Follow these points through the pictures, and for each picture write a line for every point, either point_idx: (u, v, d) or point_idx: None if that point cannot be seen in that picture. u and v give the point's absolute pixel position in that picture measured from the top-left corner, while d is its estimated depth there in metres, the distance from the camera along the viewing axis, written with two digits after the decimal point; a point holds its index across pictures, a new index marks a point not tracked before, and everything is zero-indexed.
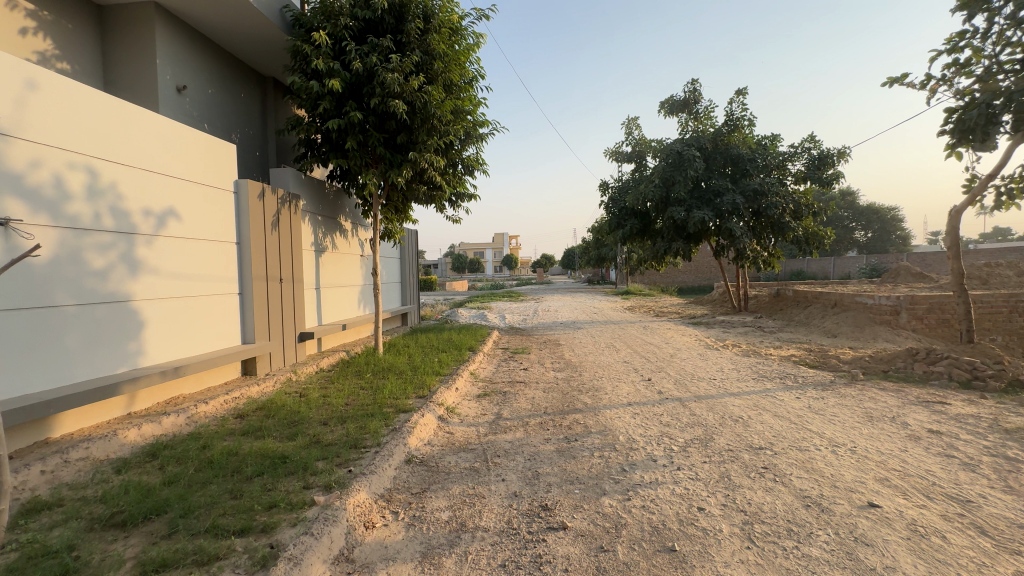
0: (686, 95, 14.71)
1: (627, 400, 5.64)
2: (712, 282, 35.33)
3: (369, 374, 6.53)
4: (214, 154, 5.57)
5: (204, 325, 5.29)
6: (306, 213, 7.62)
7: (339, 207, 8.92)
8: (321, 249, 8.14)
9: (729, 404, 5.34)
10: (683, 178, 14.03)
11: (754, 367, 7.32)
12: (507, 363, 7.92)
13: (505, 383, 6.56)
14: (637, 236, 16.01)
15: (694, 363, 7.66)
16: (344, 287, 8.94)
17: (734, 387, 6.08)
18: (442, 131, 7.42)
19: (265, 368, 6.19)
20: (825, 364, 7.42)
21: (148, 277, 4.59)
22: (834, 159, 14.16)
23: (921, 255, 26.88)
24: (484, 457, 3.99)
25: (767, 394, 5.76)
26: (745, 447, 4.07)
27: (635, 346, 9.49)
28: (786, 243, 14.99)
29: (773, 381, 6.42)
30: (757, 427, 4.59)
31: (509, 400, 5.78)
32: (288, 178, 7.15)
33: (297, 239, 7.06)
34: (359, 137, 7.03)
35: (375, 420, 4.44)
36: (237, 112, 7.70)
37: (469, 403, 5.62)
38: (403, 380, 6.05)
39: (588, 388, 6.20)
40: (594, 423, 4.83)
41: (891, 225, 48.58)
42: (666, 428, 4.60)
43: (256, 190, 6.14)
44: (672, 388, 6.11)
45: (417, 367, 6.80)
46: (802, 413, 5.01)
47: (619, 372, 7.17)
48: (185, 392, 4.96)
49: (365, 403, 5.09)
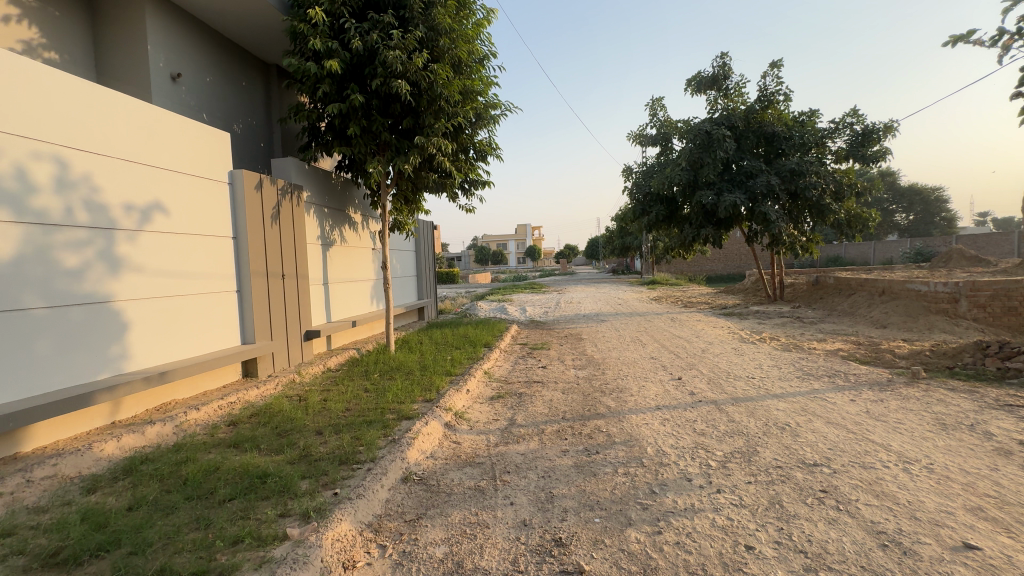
0: (715, 71, 13.75)
1: (656, 403, 5.07)
2: (743, 269, 33.99)
3: (377, 374, 6.13)
4: (204, 142, 5.22)
5: (197, 325, 4.98)
6: (310, 205, 7.27)
7: (348, 198, 8.58)
8: (329, 243, 7.79)
9: (773, 409, 4.72)
10: (712, 159, 13.15)
11: (797, 363, 6.62)
12: (525, 361, 7.42)
13: (521, 384, 6.07)
14: (663, 224, 15.20)
15: (729, 360, 6.99)
16: (355, 281, 8.58)
17: (777, 389, 5.42)
18: (450, 113, 6.91)
19: (267, 369, 5.87)
20: (879, 360, 6.65)
21: (131, 275, 4.27)
22: (880, 134, 13.03)
23: (973, 238, 25.12)
24: (492, 473, 3.51)
25: (816, 396, 5.09)
26: (798, 463, 3.46)
27: (663, 340, 8.85)
28: (826, 227, 13.99)
29: (821, 380, 5.73)
30: (809, 437, 3.97)
31: (525, 403, 5.28)
32: (290, 168, 6.81)
33: (300, 232, 6.71)
34: (362, 123, 6.60)
35: (373, 430, 4.03)
36: (239, 102, 7.38)
37: (481, 407, 5.16)
38: (411, 382, 5.63)
39: (611, 389, 5.65)
40: (618, 431, 4.29)
41: (937, 205, 45.77)
42: (701, 439, 4.03)
43: (253, 180, 5.80)
44: (705, 389, 5.51)
45: (428, 367, 6.38)
46: (860, 420, 4.34)
47: (646, 370, 6.57)
48: (177, 397, 4.65)
49: (366, 409, 4.68)
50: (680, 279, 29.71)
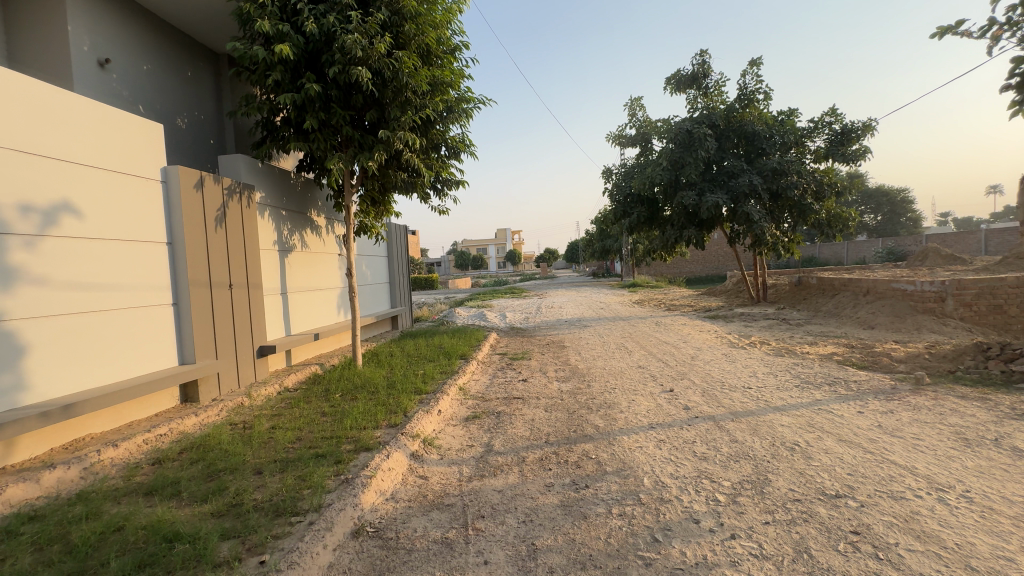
0: (695, 69, 13.49)
1: (648, 421, 4.57)
2: (721, 271, 34.27)
3: (338, 395, 5.48)
4: (127, 133, 4.52)
5: (118, 347, 4.27)
6: (265, 207, 6.57)
7: (310, 200, 7.90)
8: (287, 248, 7.10)
9: (777, 425, 4.26)
10: (694, 159, 12.84)
11: (793, 370, 6.23)
12: (504, 374, 6.85)
13: (500, 401, 5.51)
14: (645, 225, 14.87)
15: (721, 367, 6.57)
16: (317, 290, 7.87)
17: (777, 400, 4.97)
18: (418, 105, 6.36)
19: (211, 392, 5.16)
20: (875, 364, 6.32)
21: (30, 288, 3.58)
22: (858, 133, 12.96)
23: (942, 237, 25.72)
24: (464, 520, 2.93)
25: (821, 409, 4.66)
26: (818, 496, 2.98)
27: (649, 347, 8.42)
28: (807, 227, 13.86)
29: (821, 389, 5.33)
30: (824, 460, 3.51)
31: (504, 424, 4.72)
32: (240, 166, 6.12)
33: (250, 237, 6.02)
34: (319, 116, 5.99)
35: (323, 467, 3.41)
36: (183, 94, 6.66)
37: (453, 432, 4.57)
38: (375, 403, 5.01)
39: (598, 406, 5.14)
40: (609, 458, 3.76)
41: (902, 207, 47.26)
42: (704, 466, 3.52)
43: (191, 178, 5.11)
44: (700, 403, 5.04)
45: (396, 384, 5.76)
46: (875, 437, 3.91)
47: (634, 381, 6.10)
48: (91, 432, 3.94)
49: (320, 439, 4.04)
50: (659, 281, 29.73)
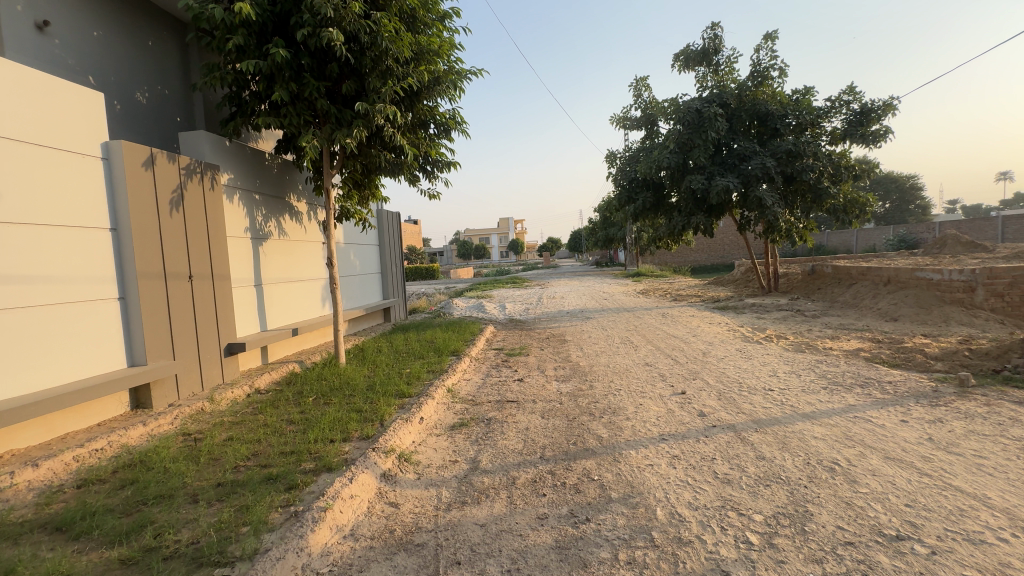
0: (705, 44, 12.68)
1: (659, 431, 3.99)
2: (727, 259, 33.58)
3: (311, 398, 4.92)
4: (57, 102, 3.90)
5: (43, 348, 3.72)
6: (233, 190, 5.95)
7: (288, 183, 7.27)
8: (261, 236, 6.48)
9: (811, 439, 3.66)
10: (703, 141, 12.09)
11: (817, 369, 5.64)
12: (498, 372, 6.27)
13: (492, 405, 4.94)
14: (650, 212, 14.18)
15: (737, 365, 5.97)
16: (297, 282, 7.27)
17: (807, 407, 4.36)
18: (401, 75, 5.73)
19: (168, 397, 4.62)
20: (909, 362, 5.71)
21: None
22: (879, 112, 12.19)
23: (956, 224, 24.98)
24: (434, 568, 2.36)
25: (857, 416, 4.06)
26: (874, 538, 2.40)
27: (656, 341, 7.83)
28: (820, 213, 13.13)
29: (852, 392, 4.74)
30: (874, 486, 2.92)
31: (494, 435, 4.14)
32: (203, 143, 5.49)
33: (214, 223, 5.41)
34: (290, 87, 5.37)
35: (273, 495, 2.85)
36: (143, 65, 6.01)
37: (436, 444, 3.99)
38: (350, 410, 4.44)
39: (601, 412, 4.56)
40: (614, 479, 3.18)
41: (912, 194, 46.38)
42: (727, 492, 2.94)
43: (140, 155, 4.49)
44: (717, 410, 4.44)
45: (377, 385, 5.20)
46: (929, 454, 3.31)
47: (641, 382, 5.51)
48: (11, 448, 3.40)
49: (276, 457, 3.46)
50: (664, 270, 29.11)
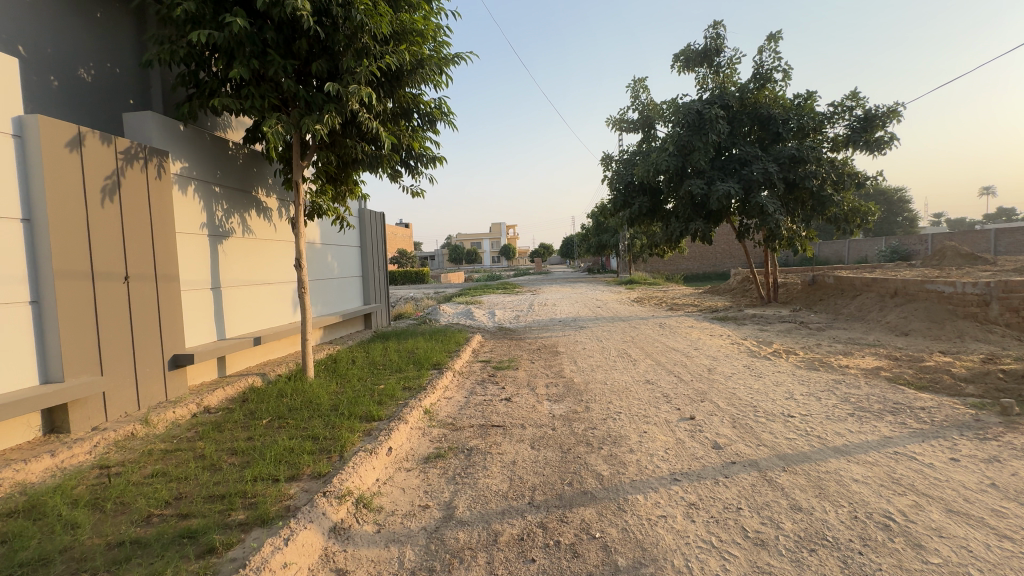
0: (706, 44, 12.23)
1: (669, 469, 3.38)
2: (719, 268, 33.34)
3: (264, 421, 4.24)
4: None
5: None
6: (186, 180, 5.26)
7: (256, 175, 6.57)
8: (219, 233, 5.77)
9: (852, 483, 3.07)
10: (703, 144, 11.61)
11: (838, 390, 5.09)
12: (484, 390, 5.62)
13: (474, 430, 4.30)
14: (646, 218, 13.67)
15: (748, 385, 5.38)
16: (262, 285, 6.55)
17: (837, 439, 3.78)
18: (378, 54, 5.12)
19: (91, 419, 3.90)
20: (937, 385, 5.15)
21: None
22: (883, 119, 11.79)
23: (948, 237, 24.92)
24: None
25: (899, 453, 3.48)
26: None
27: (656, 355, 7.25)
28: (821, 221, 12.73)
29: (885, 420, 4.17)
30: (948, 555, 2.31)
31: (474, 470, 3.49)
32: (151, 126, 4.82)
33: (159, 216, 4.71)
34: (250, 64, 4.71)
35: (180, 565, 2.17)
36: (90, 37, 5.29)
37: (405, 482, 3.34)
38: (306, 439, 3.76)
39: (600, 441, 3.93)
40: (621, 538, 2.56)
41: (899, 206, 46.72)
42: (763, 560, 2.33)
43: (64, 134, 3.79)
44: (735, 441, 3.83)
45: (342, 406, 4.52)
46: (1000, 507, 2.72)
47: (643, 403, 4.89)
48: None
49: (200, 503, 2.78)
50: (656, 278, 28.82)
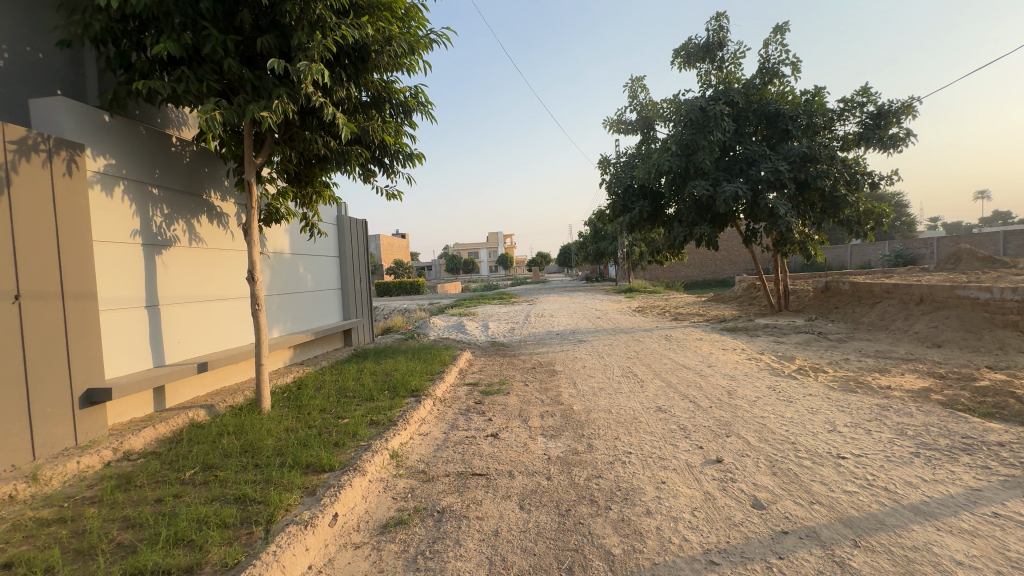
0: (708, 38, 11.55)
1: (702, 543, 2.54)
2: (719, 275, 32.73)
3: (186, 474, 3.38)
4: None
5: None
6: (110, 180, 4.45)
7: (207, 176, 5.77)
8: (155, 242, 4.94)
9: (958, 570, 2.22)
10: (708, 142, 10.82)
11: (889, 419, 4.26)
12: (467, 423, 4.77)
13: (449, 482, 3.44)
14: (646, 223, 12.91)
15: (779, 414, 4.54)
16: (211, 302, 5.70)
17: (912, 495, 2.93)
18: (336, 28, 4.33)
19: None
20: (1005, 412, 4.31)
21: None
22: (897, 114, 11.09)
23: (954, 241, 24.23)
24: None
25: (1005, 516, 2.64)
26: None
27: (665, 374, 6.44)
28: (832, 224, 12.03)
29: (964, 463, 3.33)
30: None
31: (443, 548, 2.63)
32: (62, 115, 4.01)
33: (66, 221, 3.88)
34: (181, 39, 3.93)
35: None
36: (6, 12, 4.46)
37: (348, 568, 2.48)
38: (228, 504, 2.91)
39: (608, 498, 3.08)
40: None
41: (898, 210, 46.33)
42: None
43: None
44: (781, 497, 2.98)
45: (289, 451, 3.68)
46: None
47: (657, 440, 4.06)
48: None
49: None
50: (656, 286, 27.99)
